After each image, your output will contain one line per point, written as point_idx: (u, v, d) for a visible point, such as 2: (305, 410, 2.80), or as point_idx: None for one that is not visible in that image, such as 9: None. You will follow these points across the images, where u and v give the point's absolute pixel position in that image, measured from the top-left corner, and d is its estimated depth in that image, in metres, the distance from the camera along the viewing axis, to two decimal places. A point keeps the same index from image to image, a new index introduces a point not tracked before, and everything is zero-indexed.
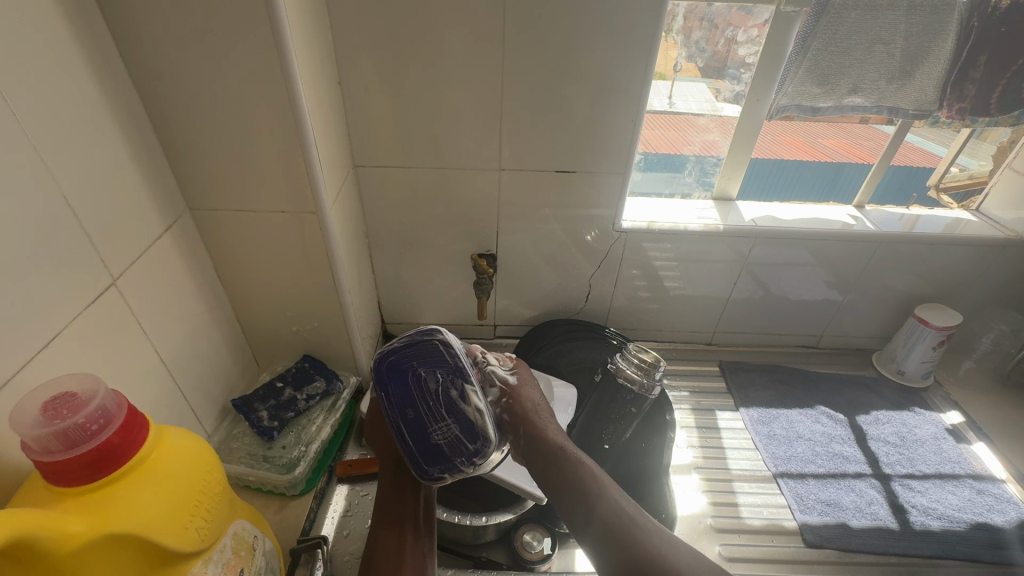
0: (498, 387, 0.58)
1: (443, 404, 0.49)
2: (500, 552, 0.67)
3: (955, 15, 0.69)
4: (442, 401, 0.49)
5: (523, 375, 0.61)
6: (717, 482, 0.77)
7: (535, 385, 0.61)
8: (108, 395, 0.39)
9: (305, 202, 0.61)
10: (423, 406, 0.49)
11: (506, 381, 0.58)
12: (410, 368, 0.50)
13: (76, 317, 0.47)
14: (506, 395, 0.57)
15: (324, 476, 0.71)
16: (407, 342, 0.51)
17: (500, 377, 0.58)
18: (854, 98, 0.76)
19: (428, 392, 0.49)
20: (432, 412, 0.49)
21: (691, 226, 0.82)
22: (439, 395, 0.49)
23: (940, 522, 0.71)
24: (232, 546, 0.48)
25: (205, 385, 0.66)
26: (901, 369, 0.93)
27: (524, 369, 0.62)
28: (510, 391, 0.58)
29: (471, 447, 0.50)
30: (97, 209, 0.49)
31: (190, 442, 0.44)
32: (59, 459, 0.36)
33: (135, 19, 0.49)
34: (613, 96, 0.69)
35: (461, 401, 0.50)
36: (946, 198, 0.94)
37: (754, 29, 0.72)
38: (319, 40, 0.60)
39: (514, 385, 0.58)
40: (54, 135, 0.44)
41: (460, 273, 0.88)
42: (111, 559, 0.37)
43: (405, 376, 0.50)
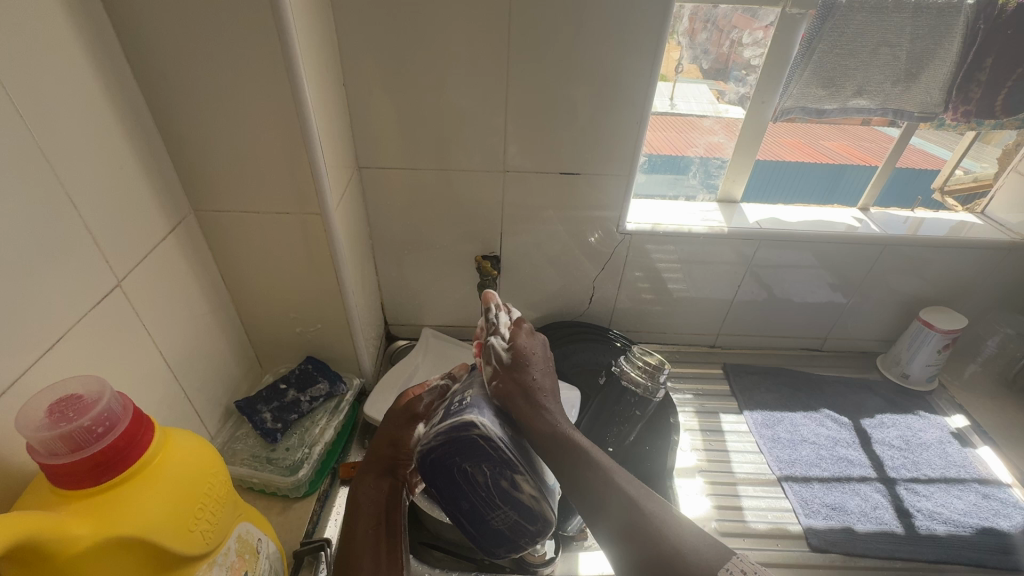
0: (493, 367, 0.54)
1: (495, 493, 0.49)
2: (503, 556, 0.67)
3: (961, 18, 0.69)
4: (493, 491, 0.49)
5: (526, 349, 0.55)
6: (721, 485, 0.77)
7: (539, 360, 0.55)
8: (114, 397, 0.39)
9: (309, 203, 0.61)
10: (473, 494, 0.49)
11: (502, 360, 0.54)
12: (454, 464, 0.48)
13: (80, 319, 0.47)
14: (500, 377, 0.53)
15: (327, 479, 0.71)
16: (444, 437, 0.47)
17: (498, 356, 0.54)
18: (859, 101, 0.76)
19: (479, 484, 0.49)
20: (488, 498, 0.49)
21: (695, 228, 0.82)
22: (491, 487, 0.49)
23: (945, 527, 0.71)
24: (236, 549, 0.48)
25: (209, 387, 0.66)
26: (906, 373, 0.93)
27: (530, 343, 0.56)
28: (506, 371, 0.53)
29: (532, 529, 0.51)
30: (102, 210, 0.49)
31: (195, 445, 0.44)
32: (65, 461, 0.36)
33: (141, 20, 0.49)
34: (618, 97, 0.69)
35: (515, 489, 0.49)
36: (951, 201, 0.94)
37: (758, 31, 0.72)
38: (324, 42, 0.60)
39: (510, 364, 0.54)
40: (59, 136, 0.43)
41: (463, 275, 0.88)
42: (116, 561, 0.37)
43: (453, 469, 0.48)
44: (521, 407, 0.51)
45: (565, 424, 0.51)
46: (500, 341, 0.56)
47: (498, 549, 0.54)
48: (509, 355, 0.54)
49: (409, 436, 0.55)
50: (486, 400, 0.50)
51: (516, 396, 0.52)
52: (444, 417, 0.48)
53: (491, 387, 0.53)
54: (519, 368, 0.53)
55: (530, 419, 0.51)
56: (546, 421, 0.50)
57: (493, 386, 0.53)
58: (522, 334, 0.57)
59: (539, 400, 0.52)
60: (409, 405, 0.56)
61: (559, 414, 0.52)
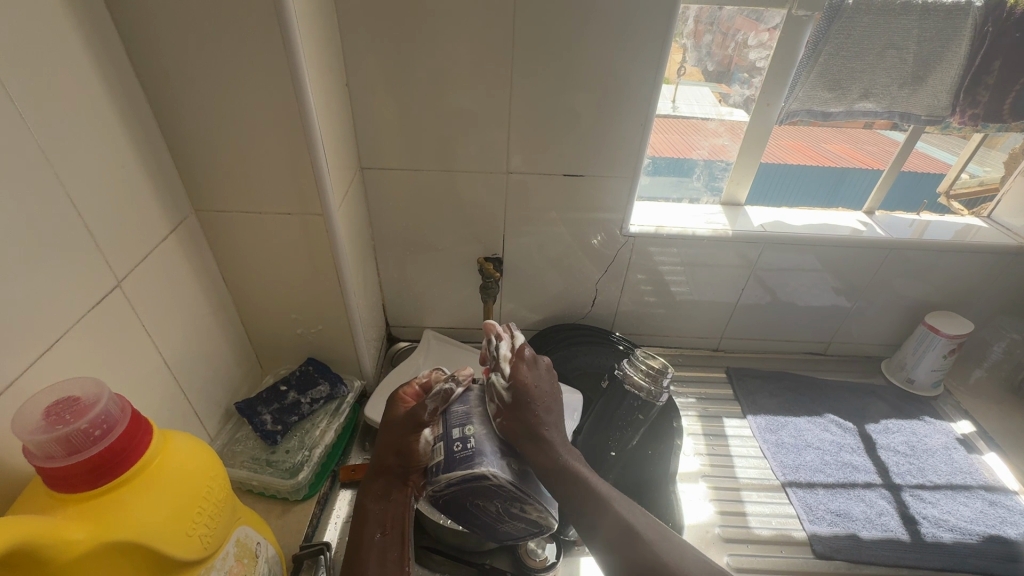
0: (496, 402, 0.54)
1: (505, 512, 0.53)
2: (503, 560, 0.66)
3: (970, 20, 0.68)
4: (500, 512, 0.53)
5: (527, 383, 0.55)
6: (724, 490, 0.76)
7: (543, 393, 0.55)
8: (112, 400, 0.39)
9: (311, 204, 0.61)
10: (483, 512, 0.53)
11: (504, 399, 0.54)
12: (467, 499, 0.51)
13: (79, 320, 0.46)
14: (503, 414, 0.53)
15: (327, 481, 0.70)
16: (456, 482, 0.49)
17: (499, 394, 0.54)
18: (865, 103, 0.75)
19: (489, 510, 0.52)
20: (494, 515, 0.53)
21: (699, 231, 0.81)
22: (502, 511, 0.52)
23: (952, 534, 0.70)
24: (235, 553, 0.48)
25: (208, 388, 0.65)
26: (911, 378, 0.92)
27: (534, 377, 0.55)
28: (508, 410, 0.53)
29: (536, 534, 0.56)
30: (102, 210, 0.48)
31: (194, 448, 0.43)
32: (61, 465, 0.35)
33: (142, 19, 0.48)
34: (623, 99, 0.68)
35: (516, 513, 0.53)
36: (956, 205, 0.93)
37: (764, 33, 0.72)
38: (327, 41, 0.59)
39: (512, 404, 0.53)
40: (59, 135, 0.43)
41: (465, 277, 0.87)
42: (113, 565, 0.36)
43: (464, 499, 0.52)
44: (523, 440, 0.52)
45: (563, 452, 0.52)
46: (500, 377, 0.55)
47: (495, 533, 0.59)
48: (509, 393, 0.54)
49: (415, 442, 0.54)
50: (491, 441, 0.51)
51: (517, 427, 0.52)
52: (454, 467, 0.49)
53: (496, 420, 0.53)
54: (520, 407, 0.53)
55: (532, 455, 0.52)
56: (546, 453, 0.51)
57: (498, 420, 0.53)
58: (525, 366, 0.56)
59: (540, 432, 0.52)
60: (412, 414, 0.55)
61: (561, 444, 0.52)
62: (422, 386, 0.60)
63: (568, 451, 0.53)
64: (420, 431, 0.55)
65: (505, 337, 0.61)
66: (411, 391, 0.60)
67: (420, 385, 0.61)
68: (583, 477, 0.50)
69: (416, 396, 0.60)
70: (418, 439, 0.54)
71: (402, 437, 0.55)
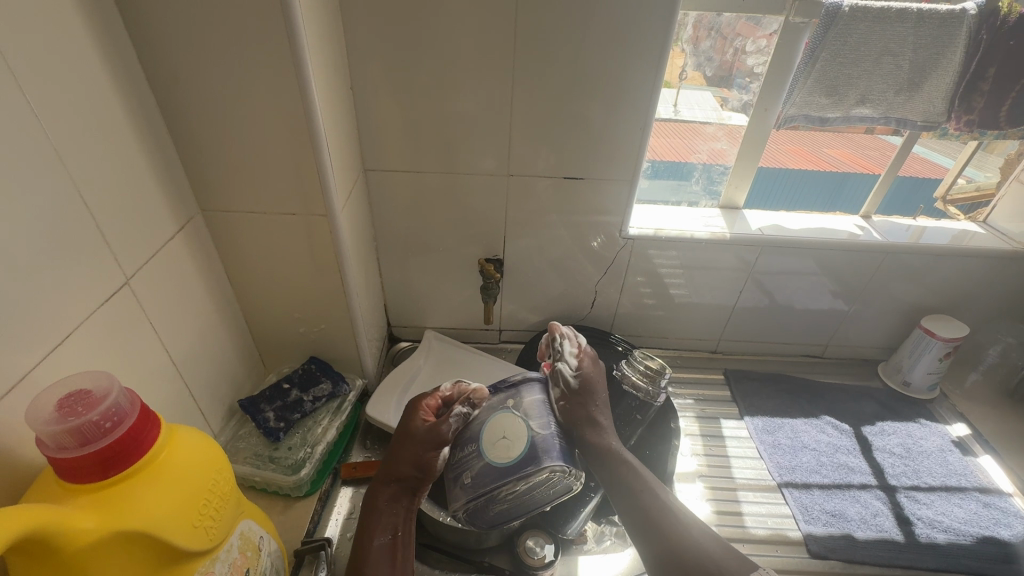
0: (563, 388, 0.61)
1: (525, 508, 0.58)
2: (502, 558, 0.67)
3: (964, 28, 0.69)
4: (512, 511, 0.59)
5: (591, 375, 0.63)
6: (721, 490, 0.77)
7: (600, 385, 0.63)
8: (122, 393, 0.40)
9: (315, 204, 0.62)
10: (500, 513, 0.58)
11: (569, 386, 0.61)
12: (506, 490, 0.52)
13: (88, 316, 0.47)
14: (567, 398, 0.60)
15: (329, 478, 0.71)
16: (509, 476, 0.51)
17: (566, 379, 0.61)
18: (861, 109, 0.76)
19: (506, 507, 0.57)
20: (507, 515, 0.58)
21: (697, 234, 0.82)
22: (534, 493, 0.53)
23: (946, 535, 0.71)
24: (239, 546, 0.49)
25: (213, 385, 0.66)
26: (907, 381, 0.93)
27: (592, 368, 0.64)
28: (573, 395, 0.61)
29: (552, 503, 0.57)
30: (112, 209, 0.49)
31: (200, 442, 0.44)
32: (73, 456, 0.36)
33: (153, 23, 0.50)
34: (622, 103, 0.70)
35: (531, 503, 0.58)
36: (952, 210, 0.94)
37: (762, 39, 0.74)
38: (332, 45, 0.60)
39: (577, 390, 0.61)
40: (71, 135, 0.44)
41: (466, 278, 0.88)
42: (122, 555, 0.37)
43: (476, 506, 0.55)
44: (582, 423, 0.59)
45: (612, 437, 0.59)
46: (567, 366, 0.62)
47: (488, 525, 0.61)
48: (576, 381, 0.61)
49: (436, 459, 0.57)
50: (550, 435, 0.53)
51: (581, 410, 0.60)
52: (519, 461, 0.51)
53: (561, 403, 0.60)
54: (584, 395, 0.61)
55: (587, 437, 0.58)
56: (598, 437, 0.58)
57: (563, 403, 0.60)
58: (586, 361, 0.64)
59: (595, 417, 0.60)
60: (434, 431, 0.57)
61: (611, 430, 0.60)
62: (441, 400, 0.62)
63: (618, 439, 0.59)
64: (439, 450, 0.57)
65: (568, 336, 0.67)
66: (435, 403, 0.62)
67: (440, 399, 0.62)
68: (627, 460, 0.57)
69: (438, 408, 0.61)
70: (437, 457, 0.57)
71: (426, 451, 0.57)
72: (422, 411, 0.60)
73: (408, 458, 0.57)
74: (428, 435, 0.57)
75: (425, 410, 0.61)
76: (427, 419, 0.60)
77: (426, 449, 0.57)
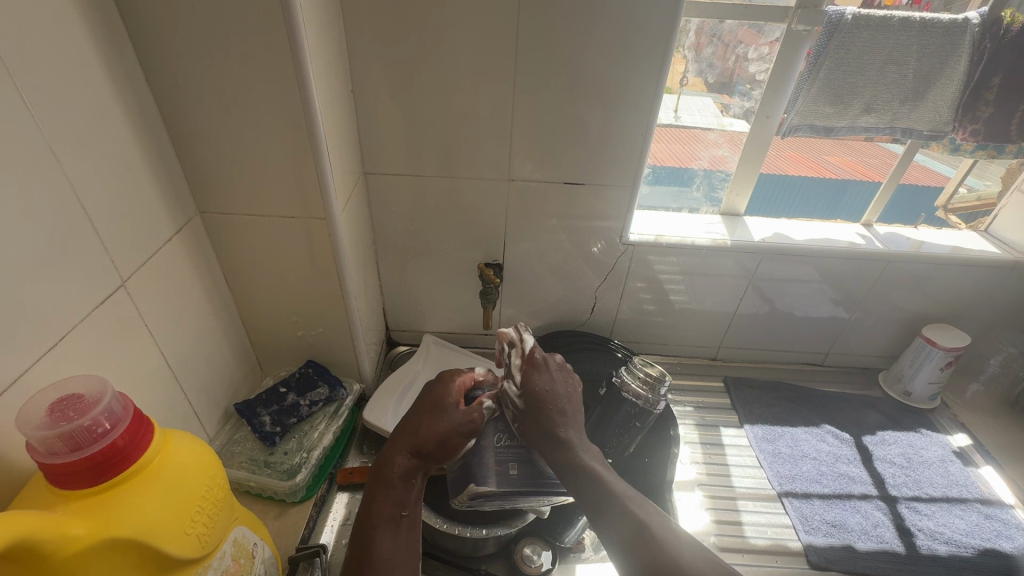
0: (512, 409, 0.58)
1: (520, 489, 0.56)
2: (499, 566, 0.66)
3: (968, 36, 0.69)
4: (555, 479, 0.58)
5: (541, 389, 0.58)
6: (720, 500, 0.76)
7: (555, 397, 0.58)
8: (116, 397, 0.39)
9: (314, 208, 0.61)
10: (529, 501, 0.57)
11: (519, 406, 0.58)
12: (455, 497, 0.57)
13: (84, 318, 0.47)
14: (518, 419, 0.58)
15: (325, 484, 0.70)
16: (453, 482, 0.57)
17: (513, 401, 0.59)
18: (866, 118, 0.76)
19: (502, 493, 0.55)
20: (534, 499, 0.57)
21: (698, 241, 0.82)
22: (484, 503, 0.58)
23: (947, 547, 0.70)
24: (232, 553, 0.48)
25: (209, 389, 0.66)
26: (908, 390, 0.93)
27: (559, 382, 0.60)
28: (521, 415, 0.58)
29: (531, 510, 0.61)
30: (109, 211, 0.49)
31: (194, 447, 0.44)
32: (64, 461, 0.36)
33: (154, 24, 0.49)
34: (623, 109, 0.69)
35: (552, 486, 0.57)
36: (953, 218, 0.94)
37: (764, 47, 0.73)
38: (333, 47, 0.60)
39: (524, 409, 0.58)
40: (69, 136, 0.44)
41: (465, 282, 0.88)
42: (111, 562, 0.37)
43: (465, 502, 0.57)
44: (540, 442, 0.56)
45: (580, 451, 0.54)
46: (513, 385, 0.59)
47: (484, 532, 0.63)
48: (523, 399, 0.58)
49: (457, 442, 0.56)
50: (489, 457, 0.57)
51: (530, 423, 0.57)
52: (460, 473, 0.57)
53: (517, 422, 0.58)
54: (534, 412, 0.57)
55: (550, 454, 0.55)
56: (562, 450, 0.54)
57: (516, 424, 0.58)
58: (540, 370, 0.60)
59: (553, 429, 0.56)
60: (468, 417, 0.58)
61: (578, 443, 0.55)
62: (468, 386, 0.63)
63: (587, 451, 0.55)
64: (468, 436, 0.57)
65: (517, 343, 0.62)
66: (469, 382, 0.63)
67: (473, 378, 0.63)
68: (591, 469, 0.52)
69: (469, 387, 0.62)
70: (463, 442, 0.56)
71: (455, 434, 0.56)
72: (455, 388, 0.61)
73: (434, 432, 0.56)
74: (460, 417, 0.57)
75: (456, 388, 0.61)
76: (456, 398, 0.60)
77: (453, 431, 0.56)
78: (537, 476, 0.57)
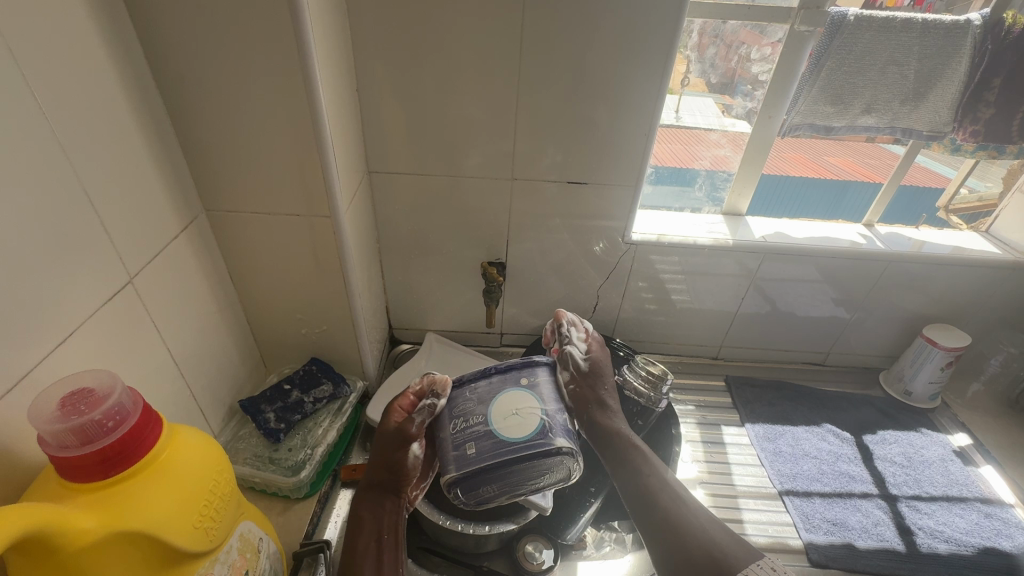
0: (569, 372, 0.60)
1: (504, 458, 0.47)
2: (501, 563, 0.67)
3: (969, 38, 0.70)
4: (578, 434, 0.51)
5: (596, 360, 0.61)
6: (721, 497, 0.77)
7: (607, 368, 0.62)
8: (125, 392, 0.39)
9: (319, 205, 0.62)
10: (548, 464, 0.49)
11: (580, 368, 0.60)
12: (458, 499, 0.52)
13: (93, 314, 0.47)
14: (575, 381, 0.59)
15: (328, 480, 0.71)
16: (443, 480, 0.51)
17: (574, 362, 0.60)
18: (866, 119, 0.77)
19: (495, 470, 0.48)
20: (534, 463, 0.48)
21: (700, 240, 0.82)
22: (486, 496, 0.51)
23: (947, 546, 0.70)
24: (238, 548, 0.48)
25: (213, 385, 0.66)
26: (909, 390, 0.93)
27: (601, 351, 0.63)
28: (580, 378, 0.59)
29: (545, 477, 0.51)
30: (117, 208, 0.49)
31: (201, 442, 0.44)
32: (75, 454, 0.36)
33: (162, 23, 0.50)
34: (626, 108, 0.70)
35: (554, 435, 0.49)
36: (955, 219, 0.94)
37: (766, 47, 0.74)
38: (339, 46, 0.61)
39: (585, 372, 0.60)
40: (78, 134, 0.44)
41: (468, 280, 0.88)
42: (121, 554, 0.37)
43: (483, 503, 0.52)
44: (591, 406, 0.59)
45: (621, 419, 0.59)
46: (577, 349, 0.61)
47: (487, 530, 0.64)
48: (586, 364, 0.60)
49: (403, 458, 0.56)
50: (450, 442, 0.50)
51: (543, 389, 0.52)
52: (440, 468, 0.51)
53: (570, 386, 0.59)
54: (594, 378, 0.60)
55: (598, 419, 0.58)
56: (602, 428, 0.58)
57: (570, 386, 0.59)
58: (595, 346, 0.63)
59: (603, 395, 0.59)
60: (401, 430, 0.56)
61: (620, 414, 0.59)
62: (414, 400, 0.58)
63: (626, 424, 0.59)
64: (408, 447, 0.56)
65: (575, 325, 0.65)
66: (407, 402, 0.58)
67: (412, 395, 0.58)
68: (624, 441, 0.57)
69: (409, 407, 0.58)
70: (407, 454, 0.56)
71: (395, 452, 0.56)
72: (395, 410, 0.58)
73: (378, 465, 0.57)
74: (394, 436, 0.56)
75: (396, 411, 0.58)
76: (399, 419, 0.58)
77: (393, 449, 0.56)
78: (508, 442, 0.48)
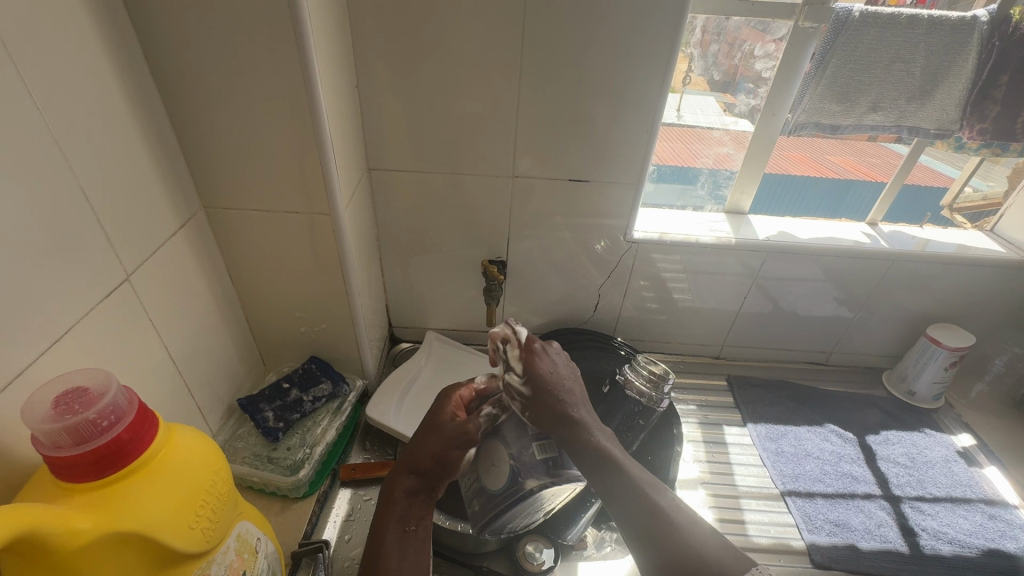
0: (520, 395, 0.54)
1: (500, 505, 0.54)
2: (500, 563, 0.66)
3: (976, 35, 0.69)
4: (559, 458, 0.54)
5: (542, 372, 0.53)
6: (723, 498, 0.76)
7: (565, 380, 0.54)
8: (120, 391, 0.39)
9: (318, 202, 0.61)
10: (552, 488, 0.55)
11: (525, 393, 0.53)
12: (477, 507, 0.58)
13: (89, 312, 0.47)
14: (530, 405, 0.53)
15: (327, 479, 0.70)
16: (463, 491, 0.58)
17: (519, 389, 0.53)
18: (873, 116, 0.76)
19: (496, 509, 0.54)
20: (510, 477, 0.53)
21: (703, 238, 0.82)
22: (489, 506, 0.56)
23: (951, 547, 0.70)
24: (236, 548, 0.48)
25: (212, 384, 0.66)
26: (912, 390, 0.92)
27: (563, 362, 0.56)
28: (530, 401, 0.53)
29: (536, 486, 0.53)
30: (114, 204, 0.49)
31: (198, 442, 0.43)
32: (70, 454, 0.36)
33: (159, 18, 0.49)
34: (629, 105, 0.69)
35: (526, 474, 0.53)
36: (959, 218, 0.93)
37: (770, 44, 0.73)
38: (339, 42, 0.60)
39: (532, 396, 0.53)
40: (74, 129, 0.44)
41: (469, 279, 0.88)
42: (116, 556, 0.37)
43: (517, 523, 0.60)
44: (555, 424, 0.53)
45: (595, 431, 0.52)
46: (514, 375, 0.53)
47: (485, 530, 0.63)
48: (529, 387, 0.53)
49: (456, 456, 0.54)
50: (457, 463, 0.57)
51: (518, 429, 0.54)
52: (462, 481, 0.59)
53: (528, 408, 0.53)
54: (543, 395, 0.53)
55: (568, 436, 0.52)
56: (579, 443, 0.52)
57: (529, 409, 0.53)
58: (540, 355, 0.54)
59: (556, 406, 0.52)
60: (463, 427, 0.55)
61: (592, 424, 0.53)
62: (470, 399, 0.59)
63: (600, 430, 0.53)
64: (465, 447, 0.54)
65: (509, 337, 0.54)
66: (467, 395, 0.59)
67: (473, 391, 0.60)
68: (602, 450, 0.51)
69: (468, 401, 0.59)
70: (461, 454, 0.54)
71: (451, 445, 0.54)
72: (450, 405, 0.58)
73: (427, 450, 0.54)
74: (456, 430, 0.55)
75: (452, 406, 0.58)
76: (456, 413, 0.57)
77: (450, 443, 0.54)
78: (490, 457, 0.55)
